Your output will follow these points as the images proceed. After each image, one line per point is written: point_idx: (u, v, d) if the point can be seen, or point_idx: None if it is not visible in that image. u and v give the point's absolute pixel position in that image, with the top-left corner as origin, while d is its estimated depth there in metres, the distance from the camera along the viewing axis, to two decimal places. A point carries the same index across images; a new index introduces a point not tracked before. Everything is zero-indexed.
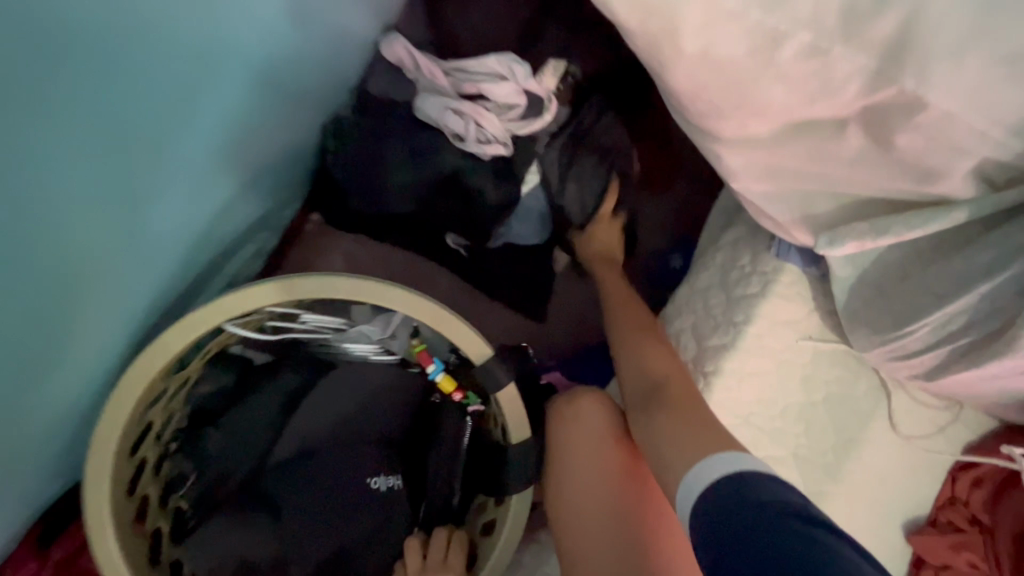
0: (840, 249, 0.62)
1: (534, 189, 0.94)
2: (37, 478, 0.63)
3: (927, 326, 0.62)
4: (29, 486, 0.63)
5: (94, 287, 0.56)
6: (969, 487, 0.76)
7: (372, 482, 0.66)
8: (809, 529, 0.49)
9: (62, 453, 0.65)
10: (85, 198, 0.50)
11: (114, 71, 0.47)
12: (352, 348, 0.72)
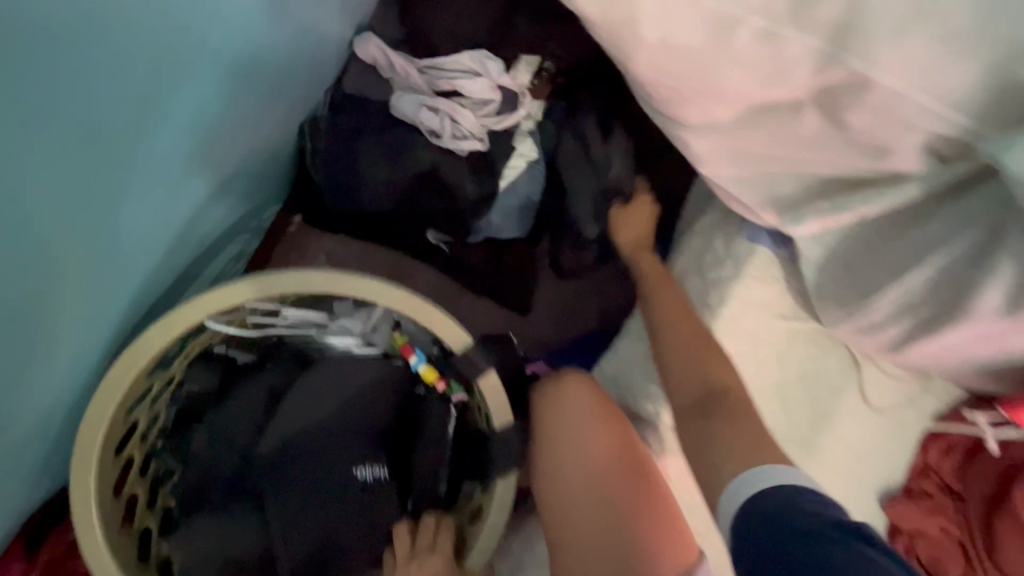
0: (804, 227, 0.63)
1: (512, 184, 0.94)
2: (33, 474, 0.66)
3: (891, 300, 0.62)
4: (24, 482, 0.65)
5: (72, 290, 0.58)
6: (939, 455, 0.78)
7: (357, 473, 0.68)
8: (847, 541, 0.52)
9: (54, 450, 0.67)
10: (45, 201, 0.52)
11: (61, 75, 0.48)
12: (333, 341, 0.74)
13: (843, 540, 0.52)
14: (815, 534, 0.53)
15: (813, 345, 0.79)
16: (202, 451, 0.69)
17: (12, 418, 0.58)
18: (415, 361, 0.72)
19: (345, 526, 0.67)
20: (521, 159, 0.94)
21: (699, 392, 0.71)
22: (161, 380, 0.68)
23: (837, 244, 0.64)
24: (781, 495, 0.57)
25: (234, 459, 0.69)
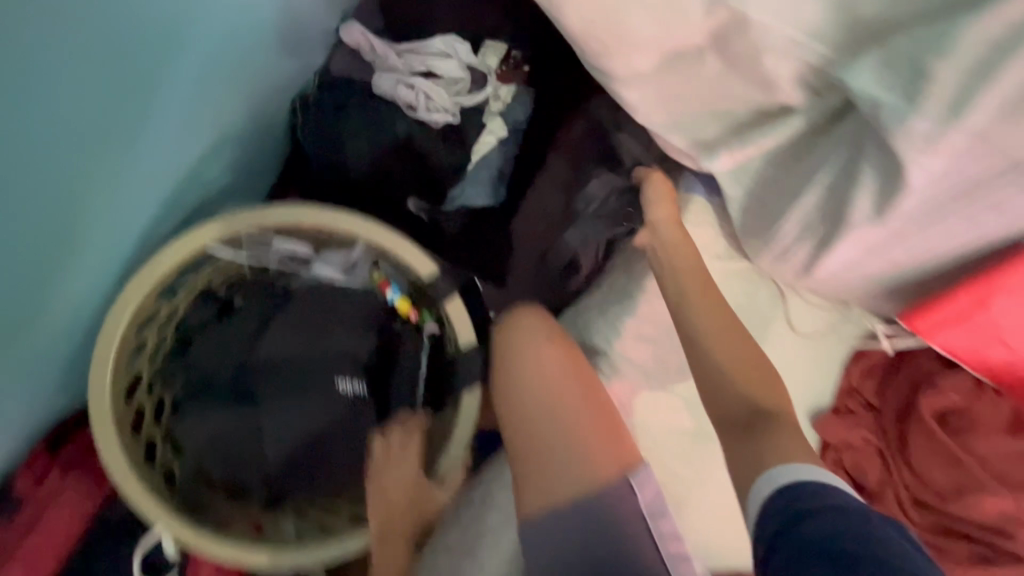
0: (719, 163, 0.75)
1: (485, 156, 1.04)
2: (46, 396, 0.70)
3: (793, 220, 0.73)
4: (40, 402, 0.70)
5: (96, 217, 0.65)
6: (861, 376, 0.88)
7: (340, 385, 0.77)
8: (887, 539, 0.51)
9: (68, 374, 0.73)
10: (81, 136, 0.58)
11: (111, 28, 0.56)
12: (318, 274, 0.82)
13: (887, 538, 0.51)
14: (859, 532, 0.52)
15: (745, 281, 0.89)
16: (201, 368, 0.77)
17: (34, 331, 0.64)
18: (391, 295, 0.83)
19: (327, 429, 0.77)
20: (491, 136, 1.04)
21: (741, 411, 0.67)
22: (167, 308, 0.78)
23: (752, 182, 0.76)
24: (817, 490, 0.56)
25: (228, 370, 0.76)
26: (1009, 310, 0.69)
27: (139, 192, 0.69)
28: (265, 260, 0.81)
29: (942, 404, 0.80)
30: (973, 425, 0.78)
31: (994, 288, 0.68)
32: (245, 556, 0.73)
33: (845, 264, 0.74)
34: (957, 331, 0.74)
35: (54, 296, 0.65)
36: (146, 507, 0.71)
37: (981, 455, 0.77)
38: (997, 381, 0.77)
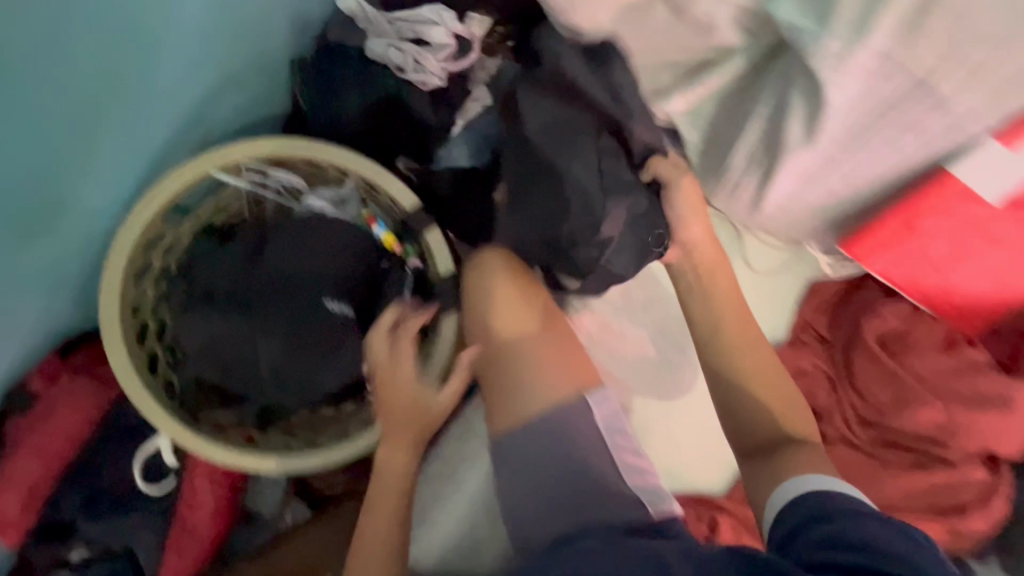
0: (674, 105, 0.83)
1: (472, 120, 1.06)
2: (61, 312, 0.78)
3: (741, 157, 0.81)
4: (54, 317, 0.77)
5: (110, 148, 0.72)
6: (813, 309, 0.94)
7: (328, 303, 0.83)
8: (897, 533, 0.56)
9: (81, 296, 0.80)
10: (81, 73, 0.63)
11: None
12: (310, 205, 0.89)
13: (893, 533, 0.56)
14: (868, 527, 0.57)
15: None
16: (201, 285, 0.82)
17: (50, 248, 0.72)
18: (378, 229, 0.89)
19: (315, 347, 0.83)
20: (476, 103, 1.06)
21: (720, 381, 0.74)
22: (175, 234, 0.86)
23: (706, 125, 0.84)
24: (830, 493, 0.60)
25: (224, 289, 0.82)
26: (933, 231, 0.78)
27: (147, 127, 0.74)
28: (263, 192, 0.88)
29: (883, 329, 0.87)
30: (910, 345, 0.85)
31: (919, 209, 0.76)
32: (237, 458, 0.81)
33: (790, 198, 0.82)
34: (891, 255, 0.81)
35: (70, 216, 0.72)
36: (150, 408, 0.78)
37: (918, 372, 0.84)
38: (932, 305, 0.84)
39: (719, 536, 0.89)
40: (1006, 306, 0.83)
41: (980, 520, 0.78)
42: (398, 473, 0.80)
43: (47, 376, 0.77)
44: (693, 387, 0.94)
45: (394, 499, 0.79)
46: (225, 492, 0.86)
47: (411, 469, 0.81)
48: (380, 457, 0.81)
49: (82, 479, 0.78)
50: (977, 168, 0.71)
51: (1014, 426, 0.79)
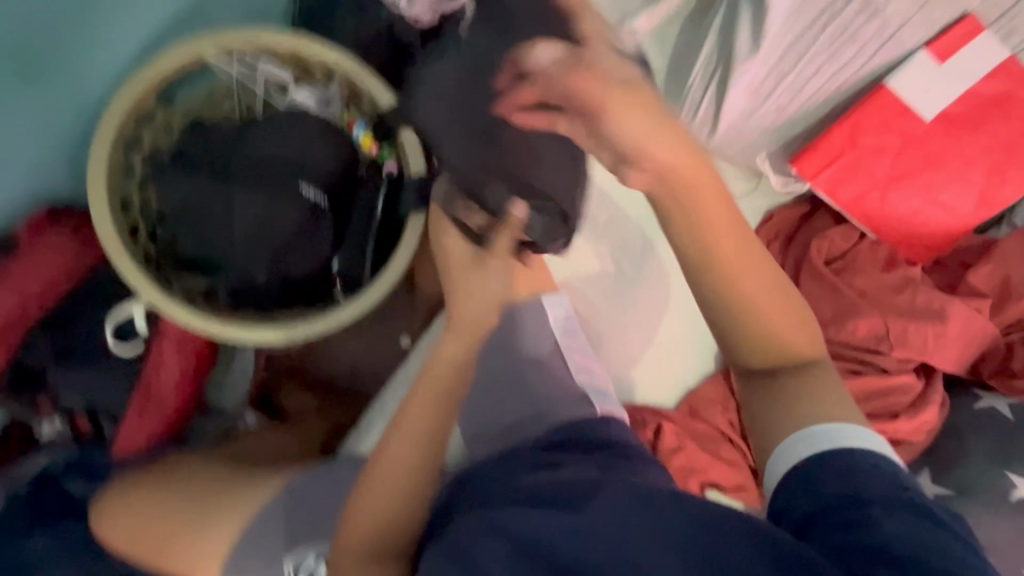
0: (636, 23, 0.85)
1: None
2: (46, 170, 0.82)
3: (700, 75, 0.85)
4: (40, 174, 0.81)
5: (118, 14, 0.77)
6: (769, 240, 0.97)
7: (303, 189, 0.88)
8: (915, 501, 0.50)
9: (67, 159, 0.84)
10: None
11: None
12: (295, 99, 0.94)
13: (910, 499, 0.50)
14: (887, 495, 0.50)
15: None
16: (186, 157, 0.87)
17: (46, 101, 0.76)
18: (356, 130, 0.95)
19: (289, 227, 0.88)
20: None
21: None
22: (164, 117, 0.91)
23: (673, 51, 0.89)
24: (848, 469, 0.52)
25: (204, 165, 0.86)
26: (875, 147, 0.82)
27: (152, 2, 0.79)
28: (251, 84, 0.94)
29: (832, 251, 0.91)
30: (854, 265, 0.89)
31: (860, 123, 0.81)
32: (208, 323, 0.85)
33: (748, 120, 0.85)
34: (836, 172, 0.84)
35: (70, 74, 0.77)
36: (127, 269, 0.82)
37: (859, 288, 0.88)
38: (875, 227, 0.89)
39: (662, 442, 0.92)
40: (944, 235, 0.88)
41: (911, 423, 0.82)
42: (447, 362, 0.64)
43: (33, 227, 0.81)
44: (654, 303, 0.97)
45: (432, 401, 0.66)
46: (190, 369, 0.90)
47: (464, 362, 0.64)
48: (438, 346, 0.64)
49: (57, 333, 0.85)
50: (909, 83, 0.79)
51: (947, 338, 0.83)
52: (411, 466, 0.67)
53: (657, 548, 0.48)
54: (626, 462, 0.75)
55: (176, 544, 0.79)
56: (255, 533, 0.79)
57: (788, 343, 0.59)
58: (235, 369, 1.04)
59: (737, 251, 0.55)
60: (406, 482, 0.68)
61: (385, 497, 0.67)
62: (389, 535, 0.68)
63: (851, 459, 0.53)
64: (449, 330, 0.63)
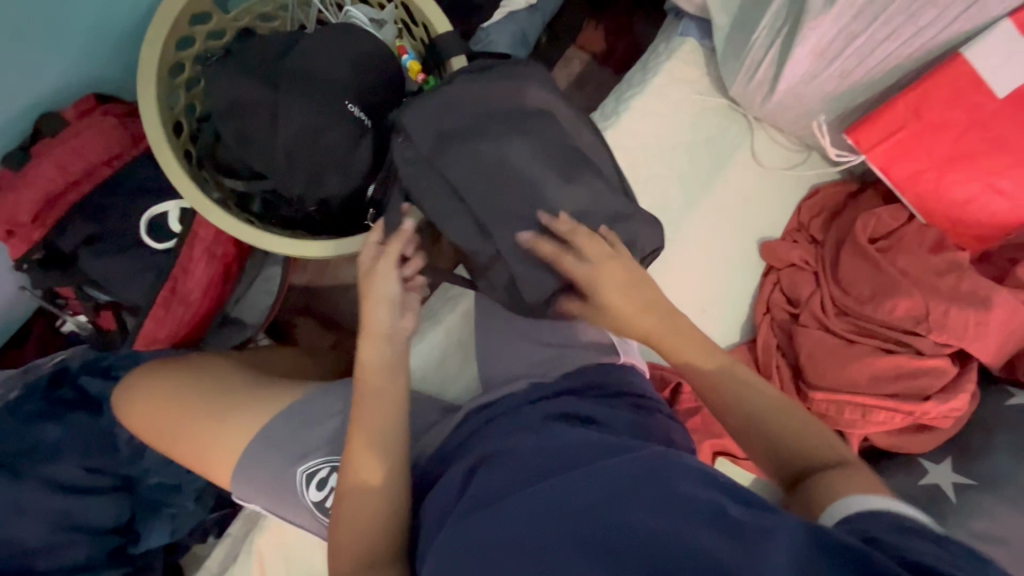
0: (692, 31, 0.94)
1: (519, 11, 1.09)
2: (102, 53, 0.83)
3: (764, 32, 0.84)
4: (95, 55, 0.82)
5: None
6: (810, 216, 0.97)
7: (349, 105, 0.86)
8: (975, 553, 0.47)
9: (123, 45, 0.85)
10: None
11: None
12: (351, 15, 0.95)
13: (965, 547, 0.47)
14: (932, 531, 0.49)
15: (720, 117, 0.98)
16: (236, 57, 0.86)
17: None
18: (406, 58, 0.98)
19: (330, 140, 0.86)
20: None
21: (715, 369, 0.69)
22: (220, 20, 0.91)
23: (737, 8, 0.88)
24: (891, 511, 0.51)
25: (251, 67, 0.85)
26: (938, 124, 0.79)
27: None
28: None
29: (877, 229, 0.89)
30: (899, 245, 0.88)
31: (928, 96, 0.78)
32: (238, 229, 0.84)
33: (806, 83, 0.84)
34: (895, 145, 0.82)
35: None
36: (167, 161, 0.81)
37: (901, 268, 0.87)
38: (925, 209, 0.87)
39: (680, 400, 0.94)
40: (1003, 225, 0.84)
41: (940, 407, 0.82)
42: (376, 365, 0.72)
43: (80, 111, 0.83)
44: (689, 265, 0.96)
45: (378, 398, 0.71)
46: (218, 276, 0.91)
47: (389, 359, 0.73)
48: (359, 354, 0.73)
49: (90, 217, 0.85)
50: (986, 55, 0.74)
51: (988, 328, 0.81)
52: (389, 454, 0.70)
53: (703, 530, 0.48)
54: (643, 414, 0.75)
55: (198, 444, 0.82)
56: (272, 431, 0.82)
57: (802, 443, 0.63)
58: (260, 285, 1.05)
59: (686, 336, 0.70)
60: (389, 465, 0.69)
61: (380, 480, 0.68)
62: (387, 525, 0.67)
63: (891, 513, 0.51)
64: (364, 338, 0.72)
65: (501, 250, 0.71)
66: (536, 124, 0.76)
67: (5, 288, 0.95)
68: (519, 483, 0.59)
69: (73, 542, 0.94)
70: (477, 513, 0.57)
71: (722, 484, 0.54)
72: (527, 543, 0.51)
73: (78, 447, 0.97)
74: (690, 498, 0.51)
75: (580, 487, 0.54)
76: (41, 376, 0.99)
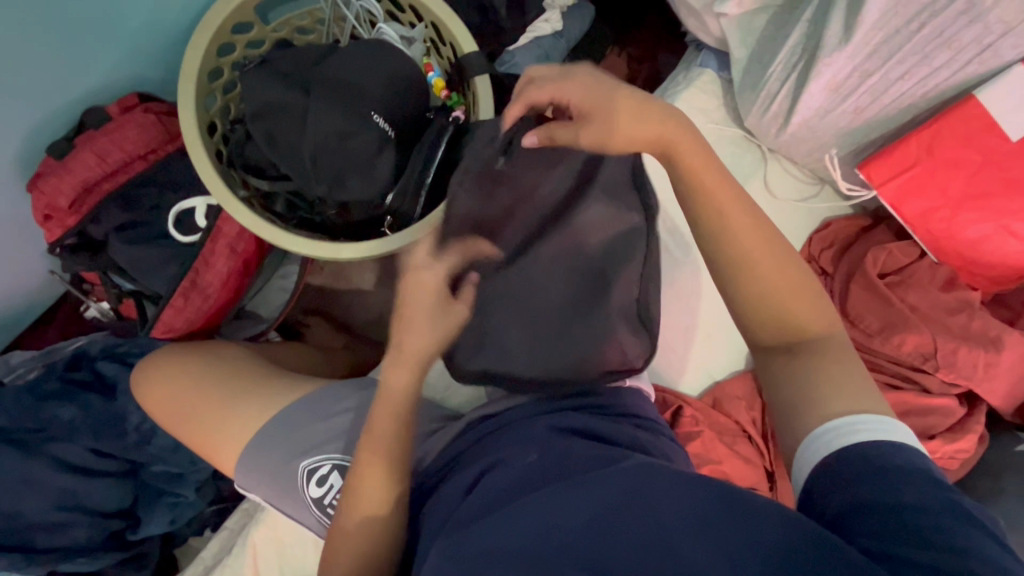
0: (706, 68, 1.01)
1: (541, 37, 1.14)
2: (146, 56, 0.89)
3: (779, 67, 0.86)
4: (139, 59, 0.88)
5: None
6: (822, 247, 0.96)
7: (375, 116, 0.90)
8: (943, 522, 0.44)
9: (165, 50, 0.91)
10: None
11: None
12: (382, 32, 1.00)
13: (936, 518, 0.44)
14: (895, 506, 0.45)
15: (734, 146, 1.00)
16: (272, 64, 0.90)
17: None
18: (431, 74, 1.03)
19: (355, 146, 0.89)
20: (547, 24, 1.14)
21: (721, 220, 0.61)
22: (260, 30, 0.96)
23: (755, 42, 0.91)
24: (850, 468, 0.49)
25: (285, 75, 0.89)
26: (951, 161, 0.80)
27: None
28: (346, 14, 0.99)
29: (888, 264, 0.90)
30: (909, 280, 0.88)
31: (941, 133, 0.79)
32: (260, 227, 0.87)
33: (817, 119, 0.86)
34: (907, 182, 0.83)
35: None
36: (198, 158, 0.85)
37: (912, 304, 0.87)
38: (936, 246, 0.87)
39: (680, 423, 0.93)
40: (1017, 268, 0.84)
41: (945, 447, 0.83)
42: (400, 394, 0.68)
43: (123, 107, 0.88)
44: (692, 290, 0.98)
45: (390, 421, 0.69)
46: (237, 270, 0.94)
47: (409, 389, 0.69)
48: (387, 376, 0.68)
49: (123, 206, 0.89)
50: (1002, 97, 0.75)
51: (998, 369, 0.82)
52: (391, 458, 0.69)
53: (683, 538, 0.48)
54: (646, 434, 0.74)
55: (214, 433, 0.86)
56: (280, 423, 0.84)
57: (794, 321, 0.61)
58: (277, 281, 1.10)
59: (773, 269, 0.61)
60: (390, 470, 0.69)
61: (381, 479, 0.68)
62: (389, 524, 0.68)
63: (857, 452, 0.50)
64: (394, 362, 0.68)
65: (513, 280, 0.85)
66: (574, 234, 0.86)
67: (36, 270, 0.99)
68: (517, 495, 0.59)
69: (73, 522, 0.96)
70: (472, 524, 0.58)
71: (728, 492, 0.51)
72: (519, 551, 0.52)
73: (87, 426, 0.98)
74: (681, 511, 0.50)
75: (576, 507, 0.53)
76: (59, 359, 1.01)
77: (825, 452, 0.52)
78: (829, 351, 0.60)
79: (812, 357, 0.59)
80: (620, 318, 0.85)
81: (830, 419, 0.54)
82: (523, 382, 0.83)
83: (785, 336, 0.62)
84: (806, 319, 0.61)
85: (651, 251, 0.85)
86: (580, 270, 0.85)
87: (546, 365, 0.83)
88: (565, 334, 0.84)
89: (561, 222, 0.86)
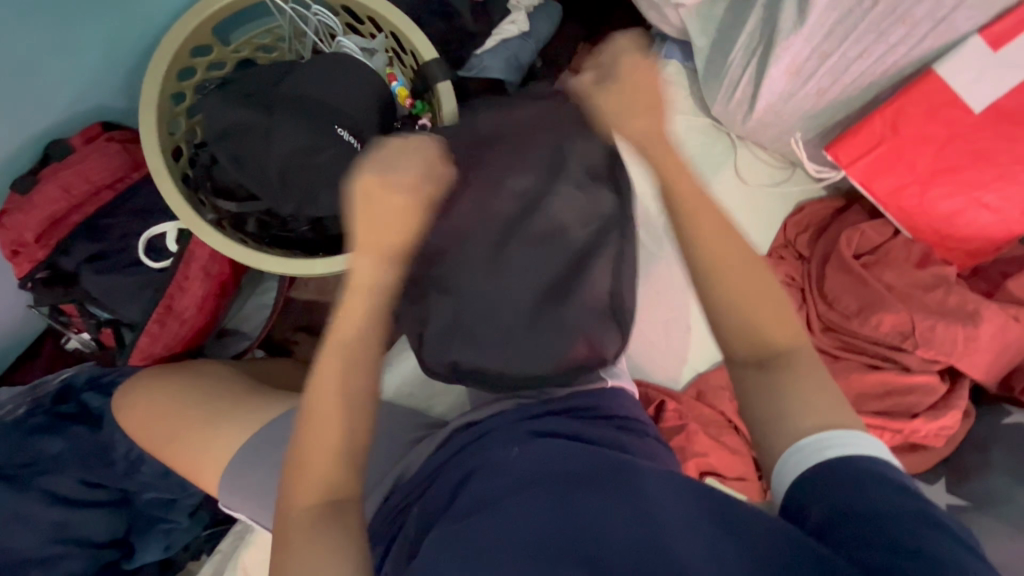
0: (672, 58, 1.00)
1: (509, 38, 1.14)
2: (107, 86, 0.89)
3: (739, 54, 0.86)
4: (100, 88, 0.88)
5: None
6: (798, 233, 0.96)
7: (339, 130, 0.89)
8: (930, 533, 0.43)
9: (126, 77, 0.91)
10: None
11: None
12: (342, 44, 1.00)
13: (922, 527, 0.44)
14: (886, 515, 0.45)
15: (703, 135, 0.99)
16: (233, 86, 0.90)
17: (115, 21, 0.83)
18: (395, 83, 1.01)
19: (321, 161, 0.88)
20: (515, 24, 1.14)
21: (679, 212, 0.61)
22: (220, 52, 0.96)
23: (716, 30, 0.90)
24: (838, 476, 0.48)
25: (247, 93, 0.89)
26: (918, 137, 0.80)
27: None
28: (306, 33, 1.00)
29: (862, 245, 0.90)
30: (884, 260, 0.88)
31: (905, 109, 0.78)
32: (232, 249, 0.87)
33: (781, 102, 0.86)
34: (875, 160, 0.82)
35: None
36: (164, 184, 0.84)
37: (887, 282, 0.87)
38: (909, 223, 0.86)
39: (664, 417, 0.93)
40: (993, 238, 0.83)
41: (928, 425, 0.82)
42: (372, 281, 0.63)
43: (87, 137, 0.88)
44: (668, 282, 0.99)
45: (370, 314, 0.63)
46: (212, 293, 0.95)
47: (388, 280, 0.64)
48: (353, 266, 0.63)
49: (94, 236, 0.90)
50: (959, 69, 0.75)
51: (977, 343, 0.81)
52: (337, 450, 0.59)
53: (681, 543, 0.47)
54: (631, 435, 0.74)
55: (197, 457, 0.85)
56: (259, 443, 0.84)
57: (769, 328, 0.59)
58: (257, 299, 1.10)
59: (737, 270, 0.60)
60: (333, 471, 0.59)
61: (320, 480, 0.58)
62: (330, 527, 0.56)
63: (837, 464, 0.49)
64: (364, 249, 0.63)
65: (477, 281, 0.83)
66: (548, 231, 0.85)
67: (15, 305, 0.99)
68: (513, 487, 0.58)
69: (66, 555, 0.95)
70: (472, 515, 0.57)
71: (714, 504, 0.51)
72: (533, 545, 0.50)
73: (76, 458, 0.98)
74: (674, 514, 0.50)
75: (583, 510, 0.52)
76: (46, 392, 1.00)
77: (804, 467, 0.51)
78: (801, 366, 0.57)
79: (784, 371, 0.57)
80: (594, 316, 0.85)
81: (807, 434, 0.52)
82: (495, 383, 0.83)
83: (761, 347, 0.59)
84: (780, 327, 0.59)
85: (627, 242, 0.87)
86: (552, 266, 0.85)
87: (518, 364, 0.83)
88: (533, 328, 0.83)
89: (533, 214, 0.85)
